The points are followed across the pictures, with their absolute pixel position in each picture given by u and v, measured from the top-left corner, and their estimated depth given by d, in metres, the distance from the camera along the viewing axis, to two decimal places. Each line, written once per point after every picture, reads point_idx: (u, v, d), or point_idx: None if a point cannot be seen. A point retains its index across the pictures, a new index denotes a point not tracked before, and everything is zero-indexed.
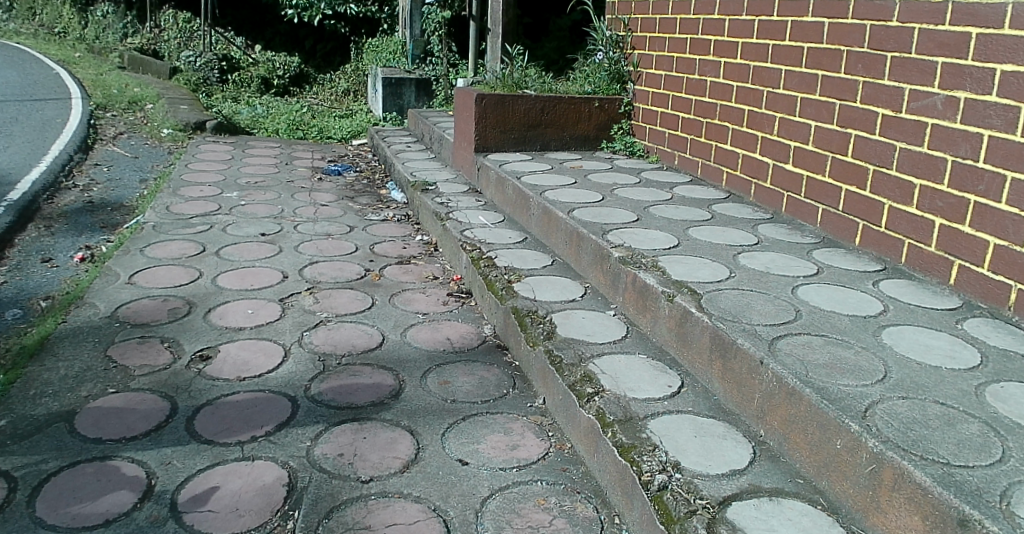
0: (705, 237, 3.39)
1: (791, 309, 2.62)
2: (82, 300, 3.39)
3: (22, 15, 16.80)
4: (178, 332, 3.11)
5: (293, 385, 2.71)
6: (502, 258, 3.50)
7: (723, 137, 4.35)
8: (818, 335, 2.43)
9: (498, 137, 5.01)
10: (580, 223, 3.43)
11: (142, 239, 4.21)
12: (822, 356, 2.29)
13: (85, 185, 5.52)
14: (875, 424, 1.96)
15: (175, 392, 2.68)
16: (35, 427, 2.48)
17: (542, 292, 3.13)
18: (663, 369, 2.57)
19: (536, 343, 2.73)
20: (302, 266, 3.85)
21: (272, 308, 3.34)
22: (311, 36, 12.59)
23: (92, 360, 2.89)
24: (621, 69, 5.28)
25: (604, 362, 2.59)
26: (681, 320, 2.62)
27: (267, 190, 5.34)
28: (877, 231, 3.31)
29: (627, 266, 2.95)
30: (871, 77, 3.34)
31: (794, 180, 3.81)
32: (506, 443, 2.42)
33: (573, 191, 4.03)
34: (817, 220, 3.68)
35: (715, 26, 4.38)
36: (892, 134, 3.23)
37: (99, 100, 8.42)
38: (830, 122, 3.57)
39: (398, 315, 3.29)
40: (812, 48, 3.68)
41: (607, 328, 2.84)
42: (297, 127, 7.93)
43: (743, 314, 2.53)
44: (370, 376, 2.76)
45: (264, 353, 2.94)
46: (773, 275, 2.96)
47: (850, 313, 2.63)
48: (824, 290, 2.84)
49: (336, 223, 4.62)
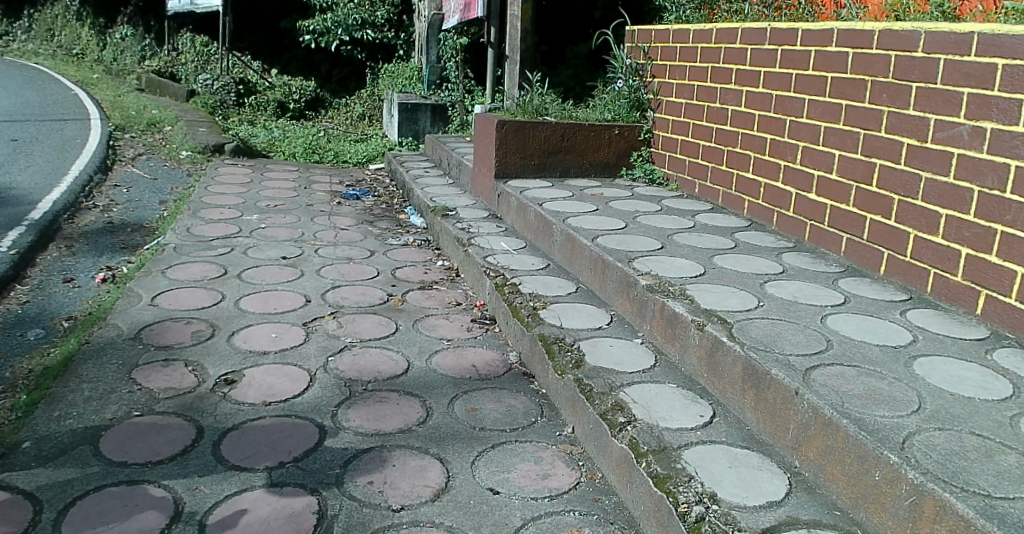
0: (731, 266, 3.38)
1: (821, 338, 2.59)
2: (105, 321, 3.41)
3: (42, 37, 17.03)
4: (202, 356, 3.10)
5: (320, 411, 2.69)
6: (525, 284, 3.49)
7: (744, 165, 4.36)
8: (850, 366, 2.40)
9: (518, 163, 5.03)
10: (605, 250, 3.43)
11: (164, 261, 4.23)
12: (856, 386, 2.27)
13: (105, 205, 5.56)
14: (913, 455, 1.94)
15: (199, 415, 2.68)
16: (61, 449, 2.48)
17: (569, 319, 3.10)
18: (694, 398, 2.54)
19: (564, 372, 2.70)
20: (325, 289, 3.85)
21: (296, 332, 3.32)
22: (328, 61, 12.80)
23: (116, 382, 2.89)
24: (640, 97, 5.31)
25: (635, 391, 2.55)
26: (711, 350, 2.58)
27: (286, 213, 5.36)
28: (902, 261, 3.31)
29: (655, 294, 2.93)
30: (896, 107, 3.35)
31: (818, 209, 3.81)
32: (536, 472, 2.39)
33: (596, 218, 4.03)
34: (840, 249, 3.67)
35: (737, 55, 4.40)
36: (917, 163, 3.23)
37: (117, 122, 8.50)
38: (854, 152, 3.58)
39: (423, 340, 3.28)
40: (835, 78, 3.70)
41: (636, 356, 2.81)
42: (314, 150, 7.98)
43: (775, 343, 2.50)
44: (397, 403, 2.74)
45: (289, 378, 2.92)
46: (801, 305, 2.93)
47: (880, 344, 2.61)
48: (852, 320, 2.82)
49: (357, 248, 4.63)
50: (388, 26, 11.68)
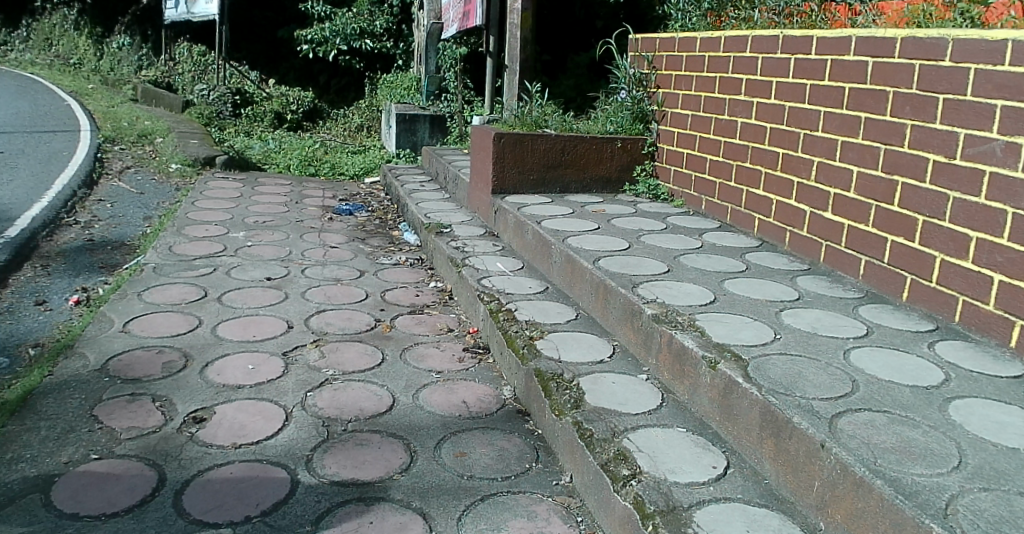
0: (743, 292, 3.14)
1: (846, 379, 2.35)
2: (72, 350, 3.18)
3: (39, 46, 16.86)
4: (171, 390, 2.86)
5: (294, 456, 2.45)
6: (522, 310, 3.26)
7: (755, 181, 4.12)
8: (879, 412, 2.16)
9: (516, 178, 4.80)
10: (607, 274, 3.19)
11: (141, 282, 4.00)
12: (888, 437, 2.03)
13: (87, 221, 5.34)
14: (959, 524, 1.70)
15: (163, 459, 2.45)
16: (8, 499, 2.25)
17: (568, 352, 2.86)
18: (705, 445, 2.29)
19: (562, 413, 2.46)
20: (309, 314, 3.61)
21: (274, 363, 3.08)
22: (325, 71, 12.61)
23: (76, 420, 2.66)
24: (644, 109, 5.08)
25: (640, 438, 2.31)
26: (724, 391, 2.34)
27: (274, 230, 5.13)
28: (927, 287, 3.07)
29: (662, 325, 2.69)
30: (920, 120, 3.12)
31: (834, 229, 3.57)
32: (530, 530, 2.15)
33: (598, 238, 3.80)
34: (859, 272, 3.43)
35: (748, 65, 4.17)
36: (944, 182, 3.00)
37: (108, 133, 8.29)
38: (874, 168, 3.34)
39: (411, 373, 3.03)
40: (854, 89, 3.47)
41: (641, 395, 2.57)
42: (309, 162, 7.76)
43: (796, 385, 2.26)
44: (379, 447, 2.50)
45: (263, 416, 2.68)
46: (821, 337, 2.69)
47: (910, 384, 2.36)
48: (878, 355, 2.58)
49: (347, 267, 4.40)
50: (387, 36, 11.51)
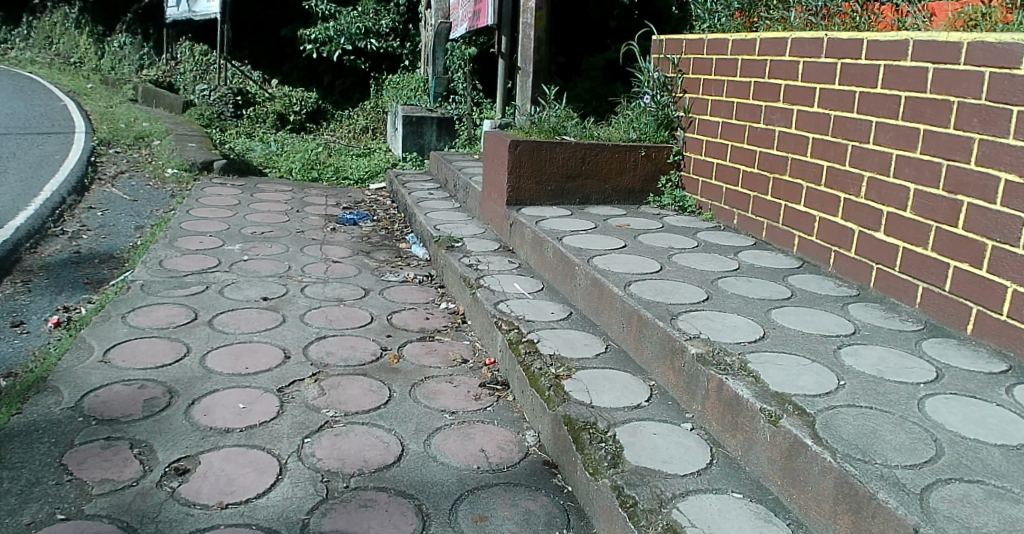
0: (793, 324, 2.81)
1: (929, 439, 2.01)
2: (45, 383, 2.85)
3: (39, 45, 16.59)
4: (152, 434, 2.53)
5: (288, 520, 2.13)
6: (545, 342, 2.93)
7: (795, 196, 3.79)
8: (975, 484, 1.83)
9: (533, 189, 4.48)
10: (641, 302, 2.86)
11: (126, 302, 3.67)
12: (992, 519, 1.70)
13: (74, 231, 5.02)
14: None
15: (137, 521, 2.12)
16: None
17: (600, 394, 2.53)
18: (767, 518, 1.97)
19: (598, 473, 2.13)
20: (308, 342, 3.29)
21: (268, 401, 2.76)
22: (330, 71, 12.28)
23: (42, 470, 2.34)
24: (669, 115, 4.74)
25: (691, 507, 1.99)
26: (788, 453, 2.01)
27: (273, 242, 4.80)
28: (997, 319, 2.73)
29: (708, 368, 2.35)
30: (989, 134, 2.78)
31: (886, 251, 3.24)
32: None
33: (625, 258, 3.46)
34: (915, 300, 3.09)
35: (787, 69, 3.84)
36: (1018, 204, 2.66)
37: (104, 135, 7.98)
38: (934, 186, 3.01)
39: (421, 414, 2.70)
40: (910, 98, 3.13)
41: (688, 451, 2.24)
42: (312, 166, 7.44)
43: (874, 449, 1.93)
44: (385, 509, 2.18)
45: (254, 468, 2.36)
46: (890, 383, 2.36)
47: (1001, 444, 2.03)
48: (957, 405, 2.24)
49: (350, 285, 4.07)
50: (393, 35, 11.17)
